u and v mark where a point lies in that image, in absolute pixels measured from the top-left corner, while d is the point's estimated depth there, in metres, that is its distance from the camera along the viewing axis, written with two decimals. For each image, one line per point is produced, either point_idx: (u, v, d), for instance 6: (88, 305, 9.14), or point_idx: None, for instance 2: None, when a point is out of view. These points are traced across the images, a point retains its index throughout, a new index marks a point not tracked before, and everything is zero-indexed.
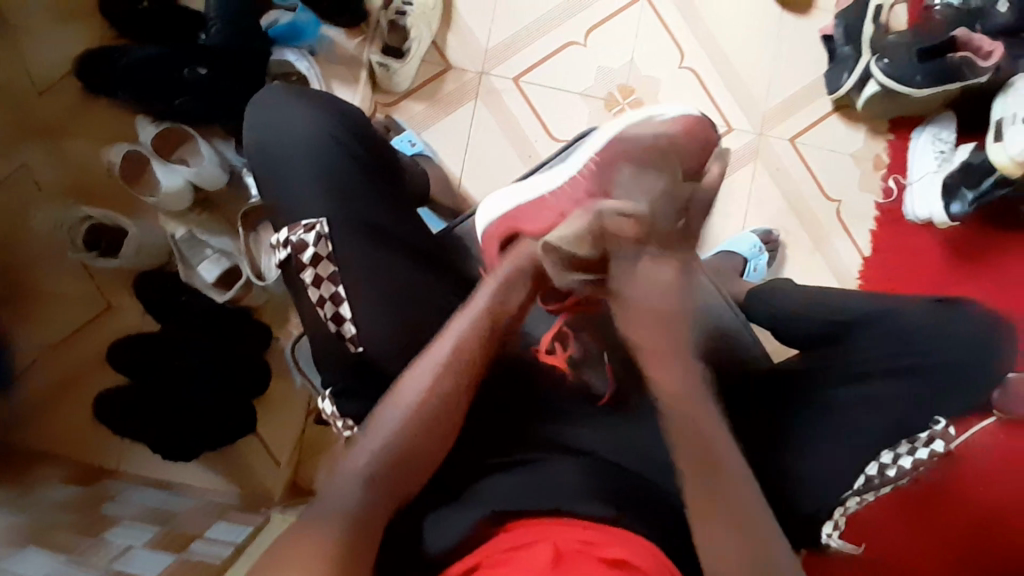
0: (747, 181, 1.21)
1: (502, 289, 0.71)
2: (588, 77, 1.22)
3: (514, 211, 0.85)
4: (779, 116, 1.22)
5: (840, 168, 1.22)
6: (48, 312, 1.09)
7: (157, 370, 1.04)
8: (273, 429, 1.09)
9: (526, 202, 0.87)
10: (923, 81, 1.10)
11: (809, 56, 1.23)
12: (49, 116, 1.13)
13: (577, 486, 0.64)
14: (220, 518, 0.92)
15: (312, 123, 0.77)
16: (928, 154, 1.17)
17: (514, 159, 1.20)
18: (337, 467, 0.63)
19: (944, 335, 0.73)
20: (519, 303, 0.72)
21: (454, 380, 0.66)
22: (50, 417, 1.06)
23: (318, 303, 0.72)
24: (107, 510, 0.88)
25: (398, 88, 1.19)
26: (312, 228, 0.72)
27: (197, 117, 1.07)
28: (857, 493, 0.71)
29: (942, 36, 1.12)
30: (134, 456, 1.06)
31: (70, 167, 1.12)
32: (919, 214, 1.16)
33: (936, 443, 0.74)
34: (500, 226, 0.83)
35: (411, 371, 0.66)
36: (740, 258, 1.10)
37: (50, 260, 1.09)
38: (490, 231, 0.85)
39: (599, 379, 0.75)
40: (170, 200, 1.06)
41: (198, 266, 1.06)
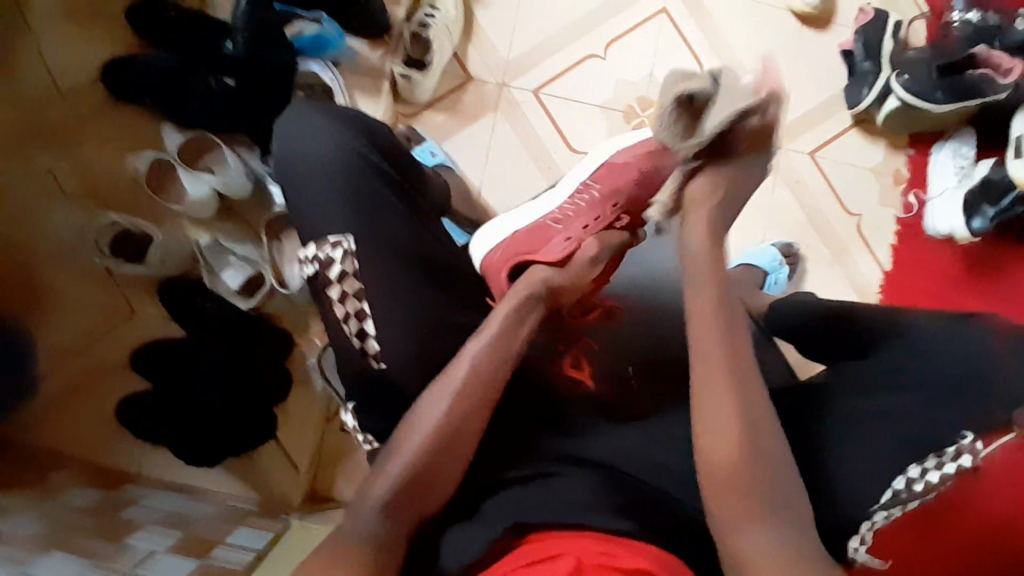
0: (766, 194, 1.21)
1: (517, 311, 0.72)
2: (608, 89, 1.22)
3: (515, 242, 0.86)
4: (798, 129, 1.23)
5: (859, 183, 1.22)
6: (69, 317, 1.10)
7: (177, 376, 1.05)
8: (293, 436, 1.10)
9: (525, 234, 0.87)
10: (944, 98, 1.10)
11: (829, 70, 1.23)
12: (74, 122, 1.14)
13: (590, 498, 0.63)
14: (241, 525, 0.93)
15: (334, 134, 0.77)
16: (948, 170, 1.17)
17: (533, 170, 1.21)
18: (362, 491, 0.64)
19: (971, 351, 0.71)
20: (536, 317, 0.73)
21: (473, 400, 0.67)
22: (70, 421, 1.07)
23: (343, 319, 0.73)
24: (128, 515, 0.88)
25: (419, 98, 1.20)
26: (338, 245, 0.73)
27: (215, 127, 1.10)
28: (884, 507, 0.68)
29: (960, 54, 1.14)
30: (152, 462, 1.06)
31: (95, 172, 1.13)
32: (940, 228, 1.15)
33: (964, 459, 0.67)
34: (505, 259, 0.83)
35: (429, 394, 0.67)
36: (759, 271, 1.10)
37: (72, 265, 1.10)
38: (492, 260, 0.85)
39: (622, 397, 0.76)
40: (196, 208, 1.08)
41: (221, 273, 1.08)
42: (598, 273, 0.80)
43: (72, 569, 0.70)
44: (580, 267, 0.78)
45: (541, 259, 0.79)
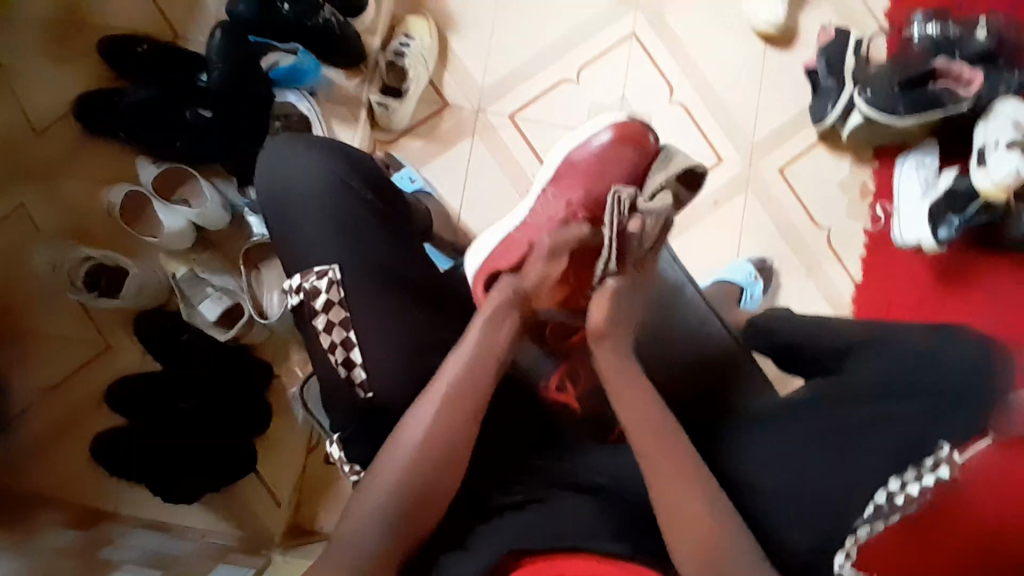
0: (739, 211, 1.24)
1: (490, 322, 0.72)
2: (582, 112, 1.25)
3: (491, 254, 0.83)
4: (767, 146, 1.26)
5: (829, 197, 1.25)
6: (42, 354, 1.08)
7: (157, 411, 1.03)
8: (273, 466, 1.08)
9: (500, 242, 0.84)
10: (905, 112, 1.14)
11: (794, 90, 1.28)
12: (43, 159, 1.13)
13: (586, 522, 0.64)
14: (222, 562, 0.90)
15: (319, 170, 0.78)
16: (914, 179, 1.20)
17: (511, 193, 1.22)
18: (351, 504, 0.63)
19: (946, 362, 0.73)
20: (513, 325, 0.73)
21: (460, 408, 0.67)
22: (46, 465, 1.04)
23: (329, 349, 0.73)
24: (109, 555, 0.86)
25: (396, 126, 1.21)
26: (324, 275, 0.73)
27: (192, 157, 1.10)
28: (868, 520, 0.69)
29: (923, 63, 1.17)
30: (133, 500, 1.04)
31: (68, 208, 1.12)
32: (908, 239, 1.18)
33: (942, 470, 0.70)
34: (479, 271, 0.81)
35: (417, 403, 0.67)
36: (736, 286, 1.12)
37: (48, 302, 1.08)
38: (472, 278, 0.83)
39: (607, 416, 0.77)
40: (173, 239, 1.07)
41: (199, 304, 1.06)
42: (563, 268, 0.75)
43: None
44: (539, 263, 0.75)
45: (505, 270, 0.77)
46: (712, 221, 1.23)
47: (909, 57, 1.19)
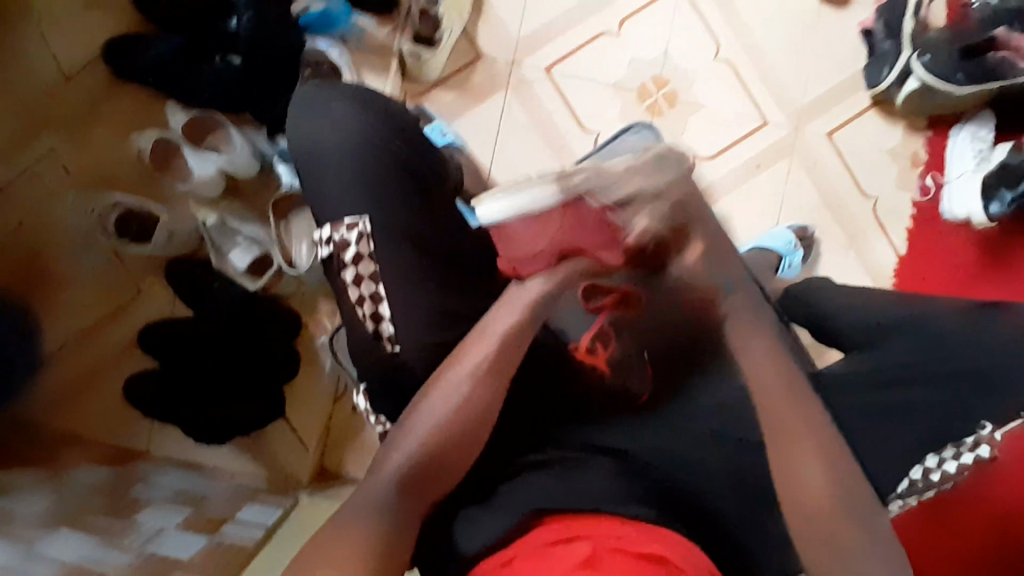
0: (781, 177, 1.19)
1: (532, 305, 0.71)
2: (621, 67, 1.20)
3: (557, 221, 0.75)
4: (815, 110, 1.20)
5: (877, 165, 1.19)
6: (74, 299, 1.09)
7: (186, 357, 1.05)
8: (300, 414, 1.10)
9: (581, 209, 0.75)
10: (965, 80, 1.07)
11: (847, 51, 1.20)
12: (74, 102, 1.13)
13: (612, 484, 0.63)
14: (250, 501, 0.93)
15: (347, 119, 0.76)
16: (966, 153, 1.13)
17: (543, 151, 1.18)
18: (373, 467, 0.62)
19: (990, 343, 0.70)
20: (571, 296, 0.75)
21: (486, 378, 0.67)
22: (81, 405, 1.07)
23: (357, 302, 0.72)
24: (139, 492, 0.88)
25: (427, 77, 1.17)
26: (355, 226, 0.72)
27: (221, 106, 1.08)
28: (901, 496, 0.68)
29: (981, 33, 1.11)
30: (163, 441, 1.07)
31: (100, 154, 1.13)
32: (957, 212, 1.12)
33: (983, 449, 0.68)
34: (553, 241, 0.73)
35: (443, 372, 0.67)
36: (774, 255, 1.09)
37: (79, 244, 1.10)
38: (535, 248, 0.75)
39: (635, 380, 0.75)
40: (203, 187, 1.07)
41: (229, 254, 1.07)
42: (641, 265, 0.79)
43: (81, 546, 0.72)
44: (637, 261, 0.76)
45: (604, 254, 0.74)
46: (752, 184, 1.18)
47: (966, 27, 1.12)
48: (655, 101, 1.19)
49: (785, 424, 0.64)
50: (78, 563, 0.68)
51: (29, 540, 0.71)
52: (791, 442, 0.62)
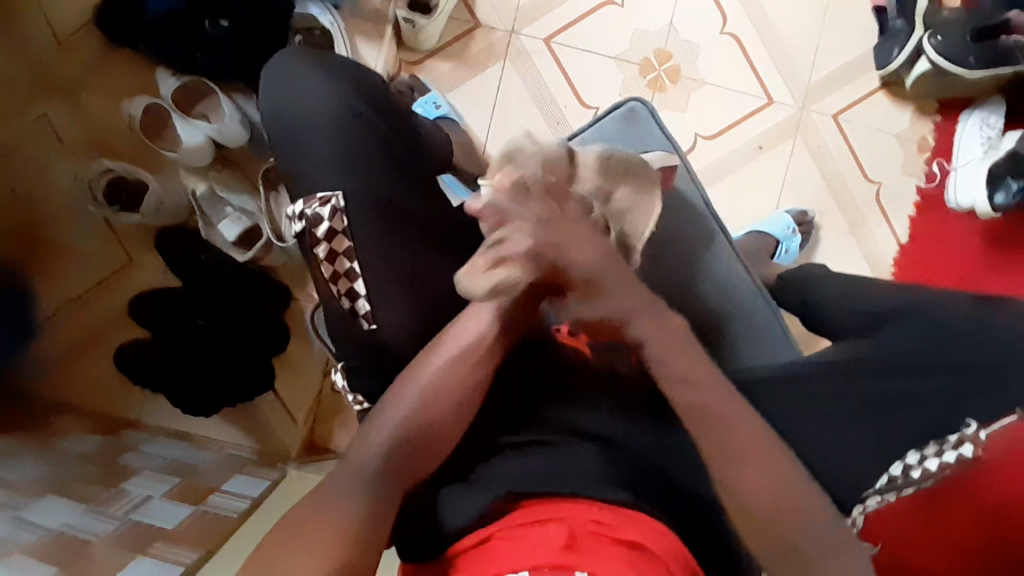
0: (785, 158, 1.16)
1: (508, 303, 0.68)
2: (623, 40, 1.16)
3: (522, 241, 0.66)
4: (822, 90, 1.16)
5: (883, 149, 1.15)
6: (64, 266, 1.10)
7: (176, 328, 1.05)
8: (292, 388, 1.11)
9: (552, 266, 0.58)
10: (976, 64, 1.02)
11: (858, 28, 1.15)
12: (65, 66, 1.11)
13: (589, 469, 0.63)
14: (238, 472, 0.95)
15: (327, 93, 0.74)
16: (975, 140, 1.09)
17: (541, 124, 1.16)
18: (355, 441, 0.63)
19: (988, 333, 0.68)
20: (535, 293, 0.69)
21: (481, 355, 0.66)
22: (71, 372, 1.08)
23: (331, 278, 0.72)
24: (128, 461, 0.90)
25: (423, 46, 1.14)
26: (328, 201, 0.71)
27: (212, 72, 1.06)
28: (878, 492, 0.68)
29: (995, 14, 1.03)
30: (154, 408, 1.08)
31: (93, 122, 1.11)
32: (961, 202, 1.08)
33: (966, 448, 0.66)
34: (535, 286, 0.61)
35: (440, 343, 0.67)
36: (772, 240, 1.06)
37: (73, 210, 1.10)
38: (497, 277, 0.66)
39: (621, 360, 0.73)
40: (193, 155, 1.04)
41: (218, 224, 1.06)
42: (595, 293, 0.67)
43: (69, 513, 0.75)
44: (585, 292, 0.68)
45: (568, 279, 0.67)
46: (753, 166, 1.16)
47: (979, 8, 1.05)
48: (658, 76, 1.16)
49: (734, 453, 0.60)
50: (64, 529, 0.71)
51: (15, 506, 0.74)
52: (739, 474, 0.60)
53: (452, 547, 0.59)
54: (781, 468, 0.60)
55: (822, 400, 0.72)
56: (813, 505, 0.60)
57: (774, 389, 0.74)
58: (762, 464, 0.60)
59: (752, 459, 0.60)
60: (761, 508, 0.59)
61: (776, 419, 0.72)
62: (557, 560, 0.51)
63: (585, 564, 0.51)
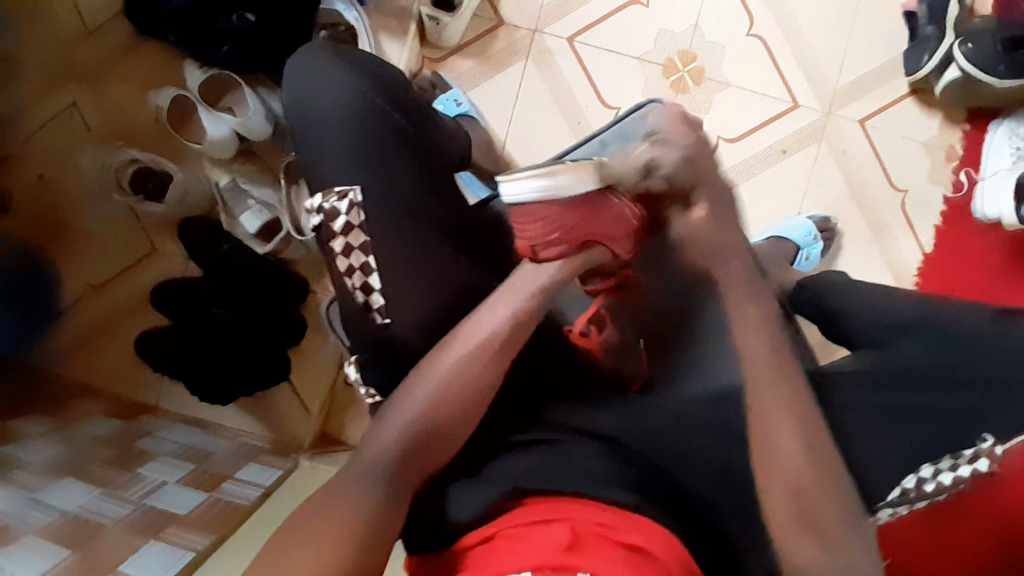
0: (808, 163, 1.14)
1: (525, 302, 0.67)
2: (647, 41, 1.15)
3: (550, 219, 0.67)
4: (849, 95, 1.14)
5: (910, 157, 1.13)
6: (89, 253, 1.12)
7: (195, 316, 1.07)
8: (305, 380, 1.12)
9: (596, 211, 0.68)
10: (1006, 73, 1.00)
11: (887, 33, 1.13)
12: (94, 56, 1.13)
13: (597, 469, 0.62)
14: (251, 461, 0.96)
15: (348, 88, 0.75)
16: (1003, 150, 1.07)
17: (561, 124, 1.15)
18: (367, 436, 0.64)
19: (1001, 347, 0.67)
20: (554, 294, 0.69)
21: (495, 353, 0.66)
22: (93, 357, 1.11)
23: (347, 273, 0.72)
24: (145, 446, 0.92)
25: (446, 43, 1.15)
26: (345, 196, 0.72)
27: (236, 65, 1.07)
28: (891, 505, 0.68)
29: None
30: (170, 395, 1.10)
31: (119, 111, 1.14)
32: (988, 213, 1.05)
33: (981, 463, 0.66)
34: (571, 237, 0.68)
35: (454, 338, 0.67)
36: (792, 245, 1.05)
37: (95, 200, 1.12)
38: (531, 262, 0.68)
39: (631, 366, 0.74)
40: (215, 148, 1.06)
41: (239, 217, 1.08)
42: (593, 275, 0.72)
43: (85, 496, 0.76)
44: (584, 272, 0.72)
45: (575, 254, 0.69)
46: (775, 170, 1.14)
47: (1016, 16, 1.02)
48: (681, 78, 1.15)
49: (772, 413, 0.64)
50: (80, 512, 0.73)
51: (34, 487, 0.76)
52: (773, 436, 0.63)
53: (458, 541, 0.59)
54: (812, 433, 0.63)
55: (836, 412, 0.69)
56: (835, 475, 0.62)
57: (829, 387, 0.70)
58: (795, 425, 0.63)
59: (782, 416, 0.64)
60: (791, 475, 0.62)
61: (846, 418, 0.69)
62: (558, 561, 0.51)
63: (587, 564, 0.51)
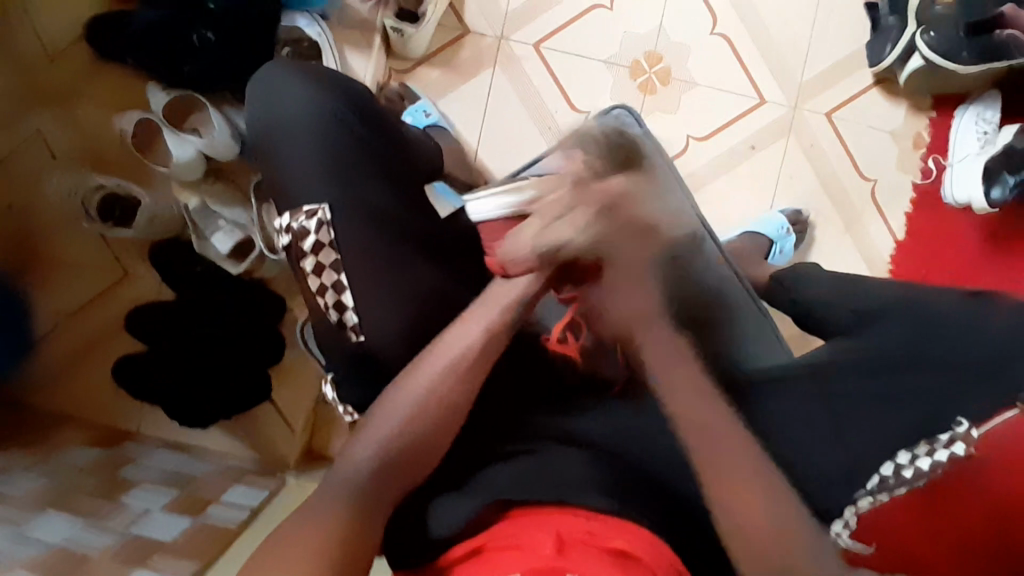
0: (778, 156, 1.15)
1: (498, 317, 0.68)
2: (613, 43, 1.16)
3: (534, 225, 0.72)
4: (815, 88, 1.15)
5: (877, 146, 1.14)
6: (62, 281, 1.11)
7: (174, 339, 1.06)
8: (286, 399, 1.11)
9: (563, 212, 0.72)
10: (969, 58, 1.00)
11: (850, 24, 1.14)
12: (56, 80, 1.12)
13: (578, 476, 0.61)
14: (236, 483, 0.95)
15: (312, 107, 0.74)
16: (970, 134, 1.08)
17: (531, 129, 1.15)
18: (340, 459, 0.63)
19: (986, 334, 0.68)
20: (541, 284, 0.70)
21: (470, 366, 0.66)
22: (70, 386, 1.09)
23: (320, 291, 0.73)
24: (128, 473, 0.91)
25: (412, 54, 1.15)
26: (314, 214, 0.72)
27: (203, 85, 1.07)
28: (871, 493, 0.66)
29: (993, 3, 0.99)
30: (153, 419, 1.09)
31: (83, 134, 1.13)
32: (958, 198, 1.08)
33: (958, 447, 0.64)
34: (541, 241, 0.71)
35: (432, 350, 0.67)
36: (765, 240, 1.05)
37: (63, 227, 1.11)
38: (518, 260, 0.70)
39: (609, 370, 0.72)
40: (183, 170, 1.05)
41: (211, 237, 1.06)
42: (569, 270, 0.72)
43: (69, 528, 0.75)
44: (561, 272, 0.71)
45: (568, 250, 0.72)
46: (746, 165, 1.15)
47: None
48: (649, 78, 1.16)
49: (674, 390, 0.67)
50: (64, 545, 0.72)
51: (15, 522, 0.75)
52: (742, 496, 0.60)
53: (440, 558, 0.58)
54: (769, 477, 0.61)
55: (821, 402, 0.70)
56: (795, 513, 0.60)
57: (775, 392, 0.73)
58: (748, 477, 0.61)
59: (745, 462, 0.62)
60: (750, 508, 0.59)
61: (792, 412, 0.71)
62: (548, 563, 0.50)
63: (576, 566, 0.50)
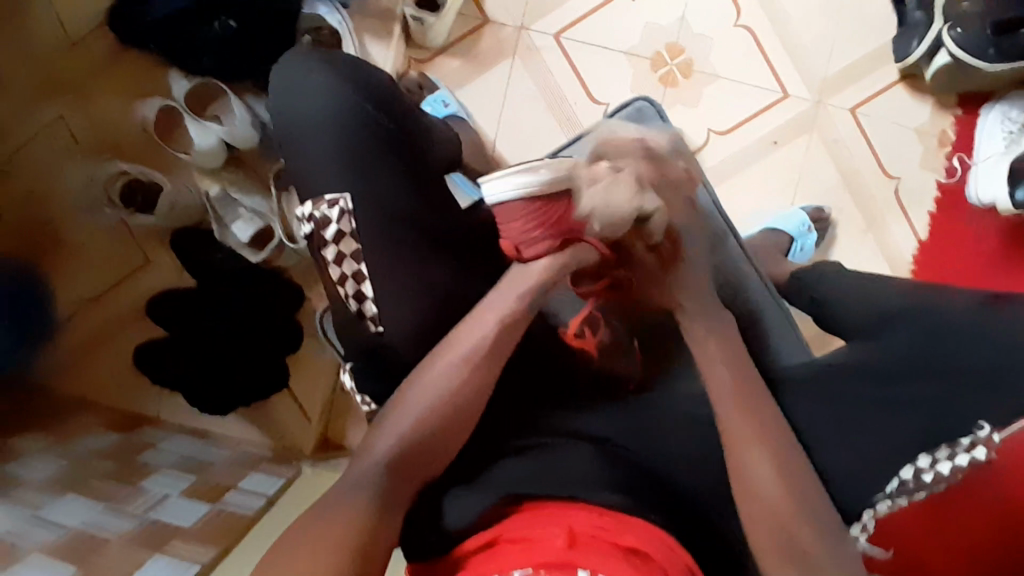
0: (799, 152, 1.13)
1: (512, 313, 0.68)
2: (634, 35, 1.14)
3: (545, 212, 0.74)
4: (838, 83, 1.13)
5: (901, 143, 1.12)
6: (83, 267, 1.13)
7: (192, 326, 1.07)
8: (302, 387, 1.12)
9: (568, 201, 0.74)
10: (996, 57, 0.98)
11: (876, 18, 1.12)
12: (77, 67, 1.13)
13: (592, 473, 0.62)
14: (252, 470, 0.97)
15: (334, 97, 0.74)
16: (995, 135, 1.06)
17: (550, 121, 1.15)
18: (360, 452, 0.64)
19: (985, 338, 0.65)
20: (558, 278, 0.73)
21: (485, 360, 0.66)
22: (91, 371, 1.11)
23: (340, 281, 0.73)
24: (147, 458, 0.92)
25: (432, 43, 1.14)
26: (335, 204, 0.72)
27: (221, 74, 1.07)
28: (889, 496, 0.65)
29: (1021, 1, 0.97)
30: (171, 405, 1.11)
31: (103, 120, 1.13)
32: (982, 198, 1.05)
33: (978, 451, 0.63)
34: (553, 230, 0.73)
35: (446, 345, 0.67)
36: (785, 237, 1.04)
37: (83, 212, 1.12)
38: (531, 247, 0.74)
39: (622, 367, 0.76)
40: (205, 158, 1.06)
41: (231, 225, 1.07)
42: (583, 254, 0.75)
43: (89, 512, 0.77)
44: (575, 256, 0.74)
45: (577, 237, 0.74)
46: (766, 161, 1.14)
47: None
48: (670, 71, 1.14)
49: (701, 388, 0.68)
50: (85, 528, 0.73)
51: (39, 505, 0.77)
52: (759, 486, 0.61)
53: (454, 551, 0.58)
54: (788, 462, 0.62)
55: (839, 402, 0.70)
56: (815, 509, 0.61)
57: (795, 391, 0.73)
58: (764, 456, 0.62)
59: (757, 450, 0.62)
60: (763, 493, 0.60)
61: (819, 418, 0.70)
62: (559, 558, 0.50)
63: (586, 560, 0.50)
